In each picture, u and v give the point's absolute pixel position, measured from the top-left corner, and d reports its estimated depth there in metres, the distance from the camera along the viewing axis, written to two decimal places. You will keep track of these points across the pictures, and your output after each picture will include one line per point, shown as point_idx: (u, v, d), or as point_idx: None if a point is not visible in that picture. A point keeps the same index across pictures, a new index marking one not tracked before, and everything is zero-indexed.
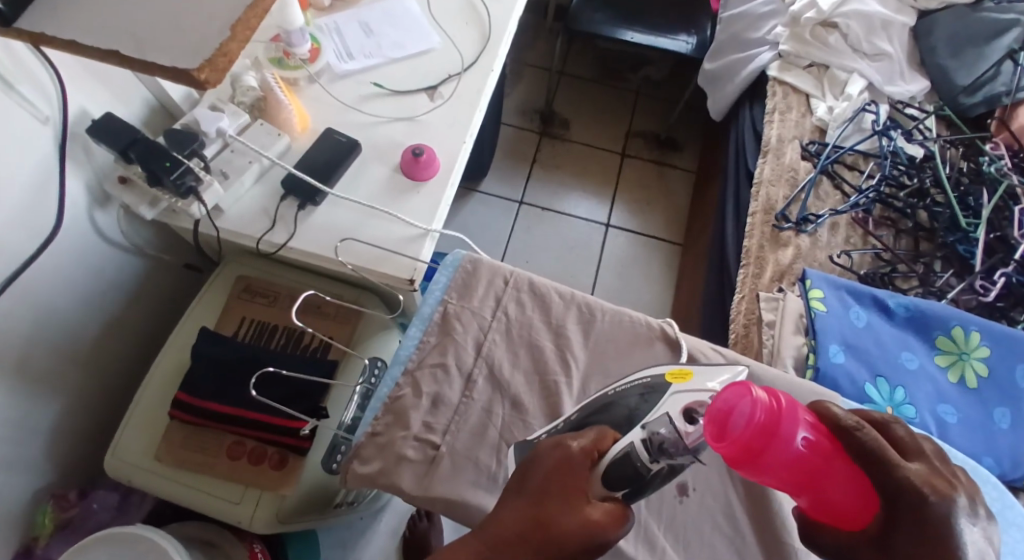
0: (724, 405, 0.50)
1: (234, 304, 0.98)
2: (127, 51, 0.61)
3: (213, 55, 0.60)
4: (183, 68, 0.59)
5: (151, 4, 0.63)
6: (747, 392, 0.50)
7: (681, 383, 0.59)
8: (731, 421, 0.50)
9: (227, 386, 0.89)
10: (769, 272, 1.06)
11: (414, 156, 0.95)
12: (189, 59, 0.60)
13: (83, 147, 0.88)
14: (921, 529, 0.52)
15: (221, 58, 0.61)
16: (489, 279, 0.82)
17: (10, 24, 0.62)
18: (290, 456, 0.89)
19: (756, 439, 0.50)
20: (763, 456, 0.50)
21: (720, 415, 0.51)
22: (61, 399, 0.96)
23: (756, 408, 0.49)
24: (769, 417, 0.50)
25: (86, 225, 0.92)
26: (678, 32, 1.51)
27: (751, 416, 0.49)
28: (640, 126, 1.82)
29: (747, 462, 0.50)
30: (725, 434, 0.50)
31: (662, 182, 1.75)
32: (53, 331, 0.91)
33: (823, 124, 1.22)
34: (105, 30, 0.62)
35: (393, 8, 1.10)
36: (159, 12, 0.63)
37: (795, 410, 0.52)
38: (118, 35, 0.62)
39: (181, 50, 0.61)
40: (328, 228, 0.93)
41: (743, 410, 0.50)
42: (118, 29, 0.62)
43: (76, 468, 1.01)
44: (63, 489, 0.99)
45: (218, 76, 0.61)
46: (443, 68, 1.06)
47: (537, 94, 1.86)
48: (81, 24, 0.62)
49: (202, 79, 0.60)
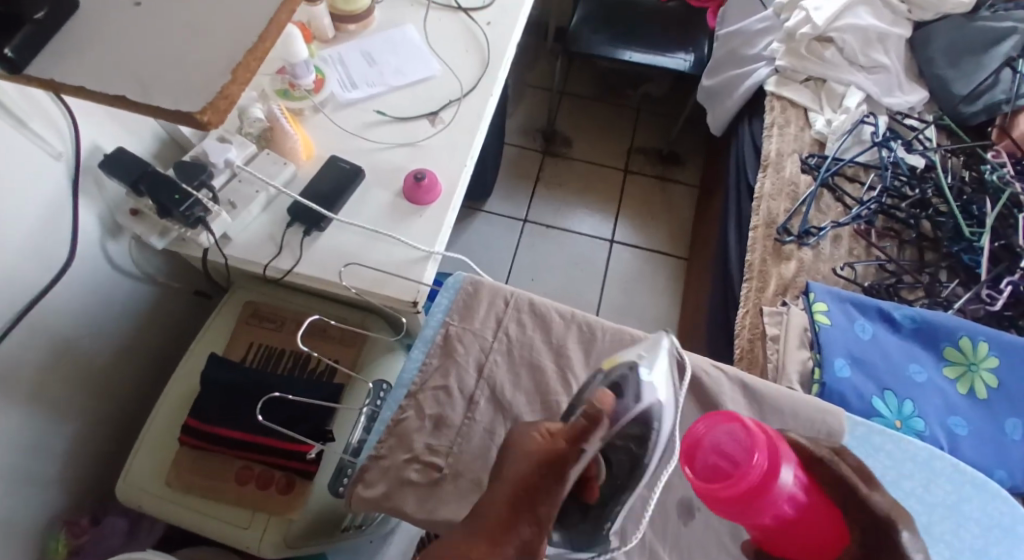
0: (701, 435, 0.54)
1: (242, 330, 1.00)
2: (125, 92, 0.56)
3: (216, 97, 0.55)
4: (186, 112, 0.54)
5: (146, 38, 0.58)
6: (717, 426, 0.55)
7: (609, 366, 0.69)
8: (704, 452, 0.54)
9: (235, 411, 0.91)
10: (773, 285, 1.06)
11: (415, 180, 0.97)
12: (192, 100, 0.55)
13: (94, 181, 0.90)
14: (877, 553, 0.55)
15: (224, 100, 0.55)
16: (490, 301, 0.82)
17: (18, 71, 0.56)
18: (298, 480, 0.91)
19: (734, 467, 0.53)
20: (748, 492, 0.52)
21: (697, 451, 0.55)
22: (73, 425, 0.97)
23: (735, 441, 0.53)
24: (750, 450, 0.53)
25: (98, 253, 0.94)
26: (676, 50, 1.53)
27: (721, 442, 0.54)
28: (643, 143, 1.83)
29: (733, 496, 0.52)
30: (706, 468, 0.54)
31: (666, 197, 1.76)
32: (66, 359, 0.92)
33: (822, 138, 1.22)
34: (100, 71, 0.57)
35: (393, 38, 1.12)
36: (158, 47, 0.57)
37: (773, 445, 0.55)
38: (117, 74, 0.56)
39: (185, 91, 0.55)
40: (334, 253, 0.95)
41: (716, 439, 0.54)
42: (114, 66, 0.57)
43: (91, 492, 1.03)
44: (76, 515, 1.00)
45: (221, 118, 0.56)
46: (443, 94, 1.07)
47: (539, 114, 1.88)
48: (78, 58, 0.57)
49: (205, 122, 0.55)
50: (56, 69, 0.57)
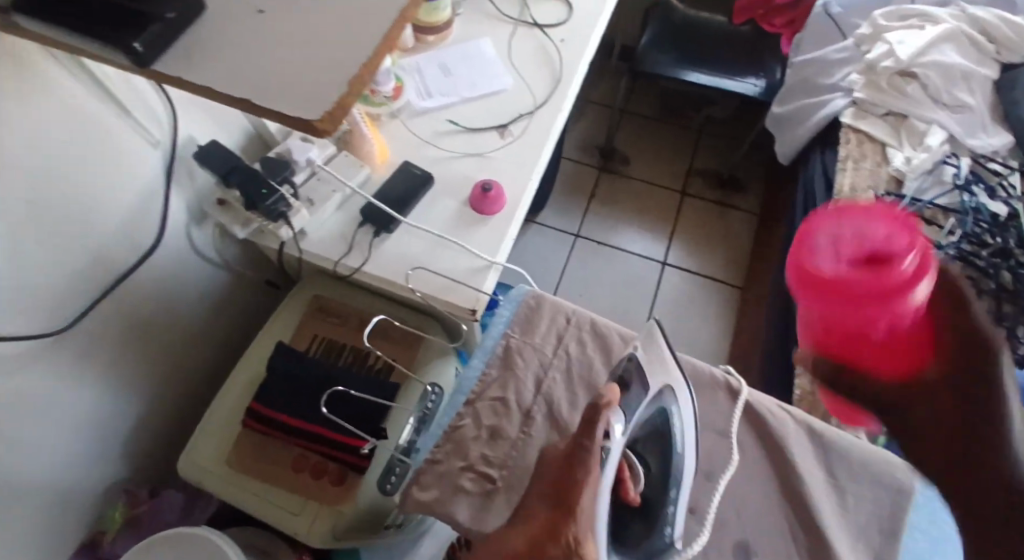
0: (826, 213, 0.50)
1: (308, 322, 1.02)
2: (247, 98, 0.53)
3: (333, 107, 0.52)
4: (304, 119, 0.51)
5: (268, 45, 0.55)
6: (869, 217, 0.49)
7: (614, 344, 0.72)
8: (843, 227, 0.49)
9: (297, 401, 0.92)
10: None
11: (482, 191, 0.98)
12: (309, 107, 0.52)
13: (185, 172, 0.96)
14: (967, 436, 0.44)
15: (341, 109, 0.52)
16: (551, 317, 0.82)
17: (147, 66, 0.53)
18: (350, 473, 0.93)
19: (871, 242, 0.48)
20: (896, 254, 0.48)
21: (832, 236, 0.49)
22: (139, 401, 1.01)
23: (862, 226, 0.49)
24: (880, 219, 0.49)
25: (182, 238, 0.99)
26: (746, 75, 1.52)
27: (864, 220, 0.49)
28: (703, 166, 1.81)
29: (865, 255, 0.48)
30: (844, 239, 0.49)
31: (724, 222, 1.73)
32: (140, 337, 0.96)
33: (899, 175, 1.17)
34: (220, 70, 0.55)
35: (469, 50, 1.14)
36: (282, 56, 0.54)
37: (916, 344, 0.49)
38: (240, 81, 0.53)
39: (301, 98, 0.52)
40: (402, 257, 0.96)
41: (854, 225, 0.49)
42: (237, 71, 0.54)
43: (149, 467, 1.06)
44: (134, 487, 1.04)
45: (338, 127, 0.53)
46: (515, 107, 1.08)
47: (598, 130, 1.88)
48: (200, 61, 0.55)
49: (322, 131, 0.52)
50: (179, 68, 0.54)
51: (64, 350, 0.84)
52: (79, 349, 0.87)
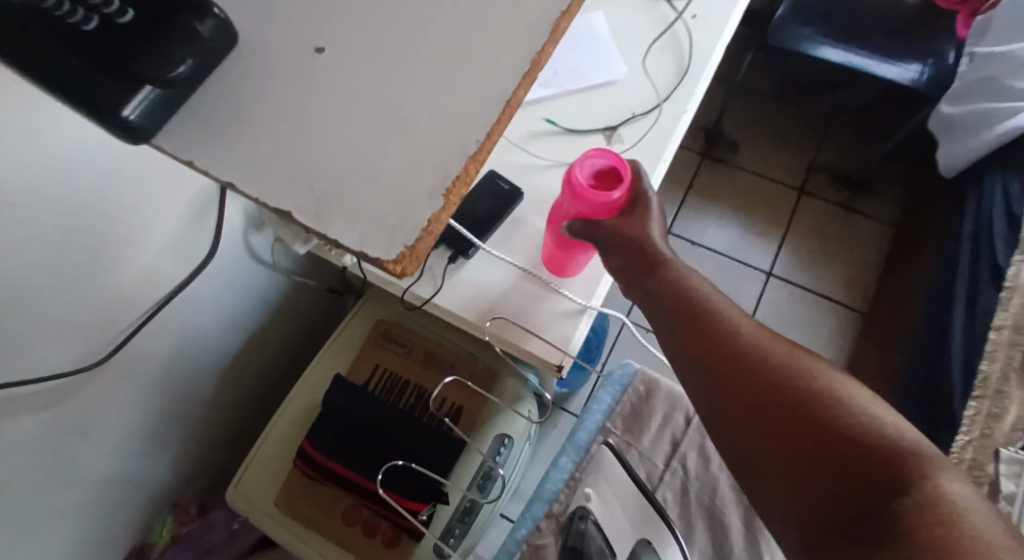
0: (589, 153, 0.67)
1: (368, 349, 0.90)
2: (299, 215, 0.39)
3: (416, 238, 0.38)
4: (372, 257, 0.38)
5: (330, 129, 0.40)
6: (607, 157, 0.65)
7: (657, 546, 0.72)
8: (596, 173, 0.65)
9: (352, 452, 0.80)
10: (1013, 414, 0.84)
11: None
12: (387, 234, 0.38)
13: None
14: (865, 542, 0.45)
15: (425, 239, 0.39)
16: (665, 411, 0.84)
17: (144, 141, 0.39)
18: (404, 536, 0.83)
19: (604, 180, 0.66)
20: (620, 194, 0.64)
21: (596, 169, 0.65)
22: (187, 415, 0.93)
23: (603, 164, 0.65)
24: (609, 161, 0.65)
25: (240, 244, 0.89)
26: (908, 60, 1.25)
27: (591, 166, 0.65)
28: (828, 160, 1.56)
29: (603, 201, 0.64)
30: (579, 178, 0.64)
31: (847, 230, 1.49)
32: (186, 350, 0.87)
33: None
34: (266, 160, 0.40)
35: (576, 28, 0.93)
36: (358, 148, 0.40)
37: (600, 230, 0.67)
38: (291, 188, 0.39)
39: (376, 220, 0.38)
40: (479, 296, 0.79)
41: (592, 164, 0.65)
42: (293, 173, 0.39)
43: (199, 476, 1.01)
44: (184, 499, 0.98)
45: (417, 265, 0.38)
46: (626, 106, 0.89)
47: (707, 107, 1.64)
48: (232, 142, 0.40)
49: (397, 273, 0.38)
50: (194, 148, 0.40)
51: (108, 378, 0.76)
52: (124, 375, 0.78)
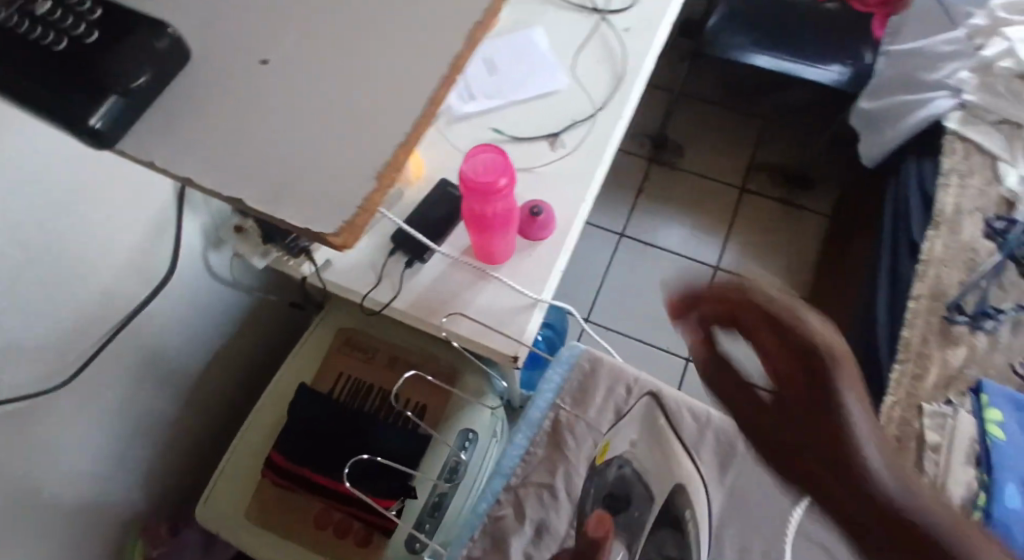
0: (466, 156, 0.76)
1: (332, 358, 0.93)
2: None
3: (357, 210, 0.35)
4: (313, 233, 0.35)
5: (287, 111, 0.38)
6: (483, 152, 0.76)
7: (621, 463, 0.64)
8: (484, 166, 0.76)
9: (318, 454, 0.82)
10: (933, 375, 0.88)
11: (532, 214, 0.86)
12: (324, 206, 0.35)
13: (202, 198, 0.89)
14: None
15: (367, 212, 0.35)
16: (609, 385, 0.71)
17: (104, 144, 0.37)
18: (375, 534, 0.84)
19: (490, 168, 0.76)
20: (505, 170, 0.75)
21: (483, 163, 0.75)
22: (153, 434, 0.94)
23: (496, 162, 0.75)
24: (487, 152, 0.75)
25: (199, 264, 0.93)
26: (830, 62, 1.34)
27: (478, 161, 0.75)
28: (768, 159, 1.65)
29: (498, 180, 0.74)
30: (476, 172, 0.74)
31: (788, 223, 1.58)
32: (151, 370, 0.89)
33: (1013, 196, 0.98)
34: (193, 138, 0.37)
35: (516, 45, 1.00)
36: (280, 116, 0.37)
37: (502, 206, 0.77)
38: None
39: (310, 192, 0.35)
40: (435, 297, 0.84)
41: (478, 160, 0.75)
42: None
43: (170, 497, 1.02)
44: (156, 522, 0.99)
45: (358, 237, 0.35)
46: (567, 113, 0.95)
47: (652, 116, 1.72)
48: None
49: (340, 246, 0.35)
50: None
51: (72, 397, 0.78)
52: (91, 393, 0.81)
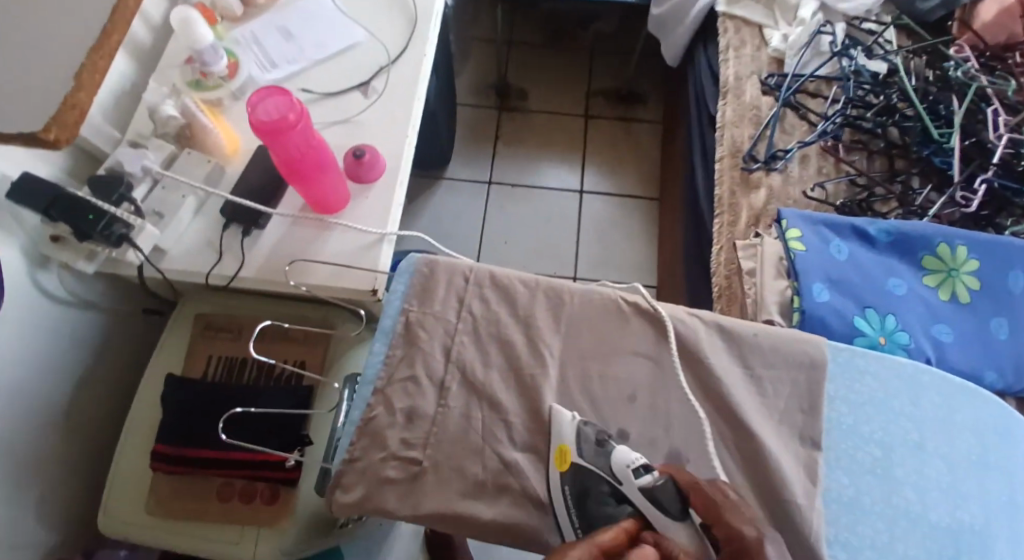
0: (255, 101, 0.78)
1: (199, 345, 0.92)
2: None
3: None
4: None
5: None
6: (272, 96, 0.78)
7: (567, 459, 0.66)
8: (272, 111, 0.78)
9: (203, 430, 0.85)
10: (745, 218, 0.98)
11: (355, 158, 0.91)
12: None
13: (8, 214, 0.81)
14: None
15: None
16: (449, 278, 0.77)
17: None
18: (282, 489, 0.85)
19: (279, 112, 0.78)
20: (294, 112, 0.78)
21: (271, 107, 0.78)
22: (50, 463, 0.92)
23: (283, 103, 0.78)
24: (278, 97, 0.78)
25: (32, 290, 0.86)
26: None
27: (265, 107, 0.78)
28: (601, 84, 1.77)
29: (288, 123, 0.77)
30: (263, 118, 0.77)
31: (631, 137, 1.71)
32: (24, 400, 0.86)
33: (780, 54, 1.13)
34: None
35: (308, 9, 1.05)
36: None
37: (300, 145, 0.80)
38: None
39: None
40: (279, 253, 0.89)
41: (265, 107, 0.78)
42: None
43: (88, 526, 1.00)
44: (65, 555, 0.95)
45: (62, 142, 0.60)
46: (371, 62, 1.01)
47: (489, 68, 1.80)
48: None
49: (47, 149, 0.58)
50: None
51: None
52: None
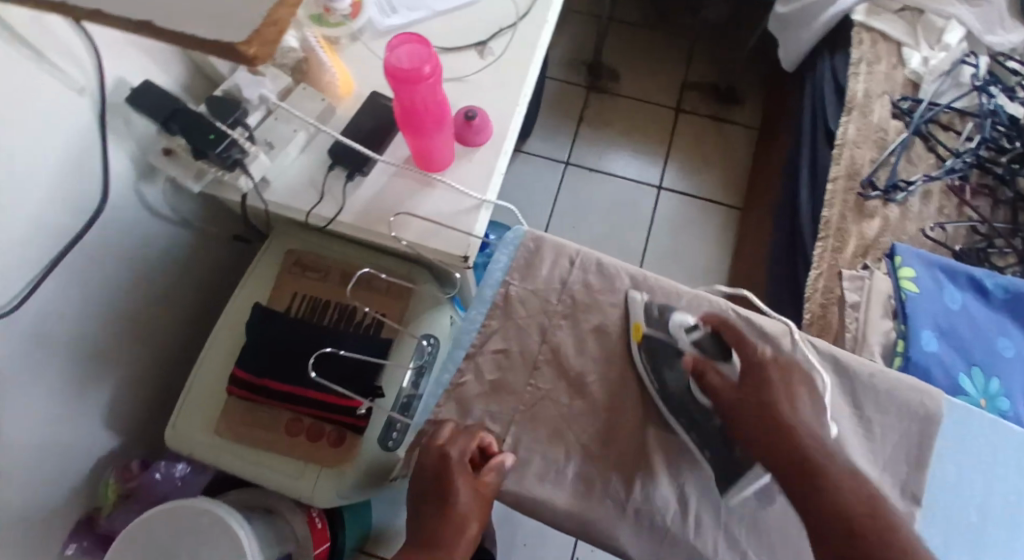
0: (391, 44, 0.76)
1: (285, 278, 0.92)
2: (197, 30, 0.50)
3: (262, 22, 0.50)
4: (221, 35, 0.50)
5: None
6: (407, 42, 0.76)
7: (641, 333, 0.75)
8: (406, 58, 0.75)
9: (283, 363, 0.85)
10: (852, 245, 0.94)
11: (465, 118, 0.89)
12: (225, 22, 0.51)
13: (123, 120, 0.82)
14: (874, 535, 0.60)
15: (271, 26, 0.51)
16: (555, 258, 0.80)
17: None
18: (348, 434, 0.86)
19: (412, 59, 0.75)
20: (427, 62, 0.75)
21: (405, 54, 0.75)
22: (126, 371, 0.94)
23: (419, 52, 0.75)
24: (415, 45, 0.76)
25: (133, 199, 0.87)
26: None
27: (400, 52, 0.75)
28: (698, 78, 1.71)
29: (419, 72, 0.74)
30: (396, 63, 0.74)
31: (720, 138, 1.66)
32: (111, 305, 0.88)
33: (917, 78, 1.08)
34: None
35: None
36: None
37: (424, 97, 0.77)
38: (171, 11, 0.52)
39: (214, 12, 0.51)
40: (381, 203, 0.87)
41: (398, 53, 0.75)
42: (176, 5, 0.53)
43: (150, 435, 1.03)
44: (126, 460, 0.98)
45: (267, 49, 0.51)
46: (494, 20, 0.98)
47: (585, 43, 1.75)
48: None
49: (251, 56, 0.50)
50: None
51: (24, 331, 0.75)
52: (48, 326, 0.78)
